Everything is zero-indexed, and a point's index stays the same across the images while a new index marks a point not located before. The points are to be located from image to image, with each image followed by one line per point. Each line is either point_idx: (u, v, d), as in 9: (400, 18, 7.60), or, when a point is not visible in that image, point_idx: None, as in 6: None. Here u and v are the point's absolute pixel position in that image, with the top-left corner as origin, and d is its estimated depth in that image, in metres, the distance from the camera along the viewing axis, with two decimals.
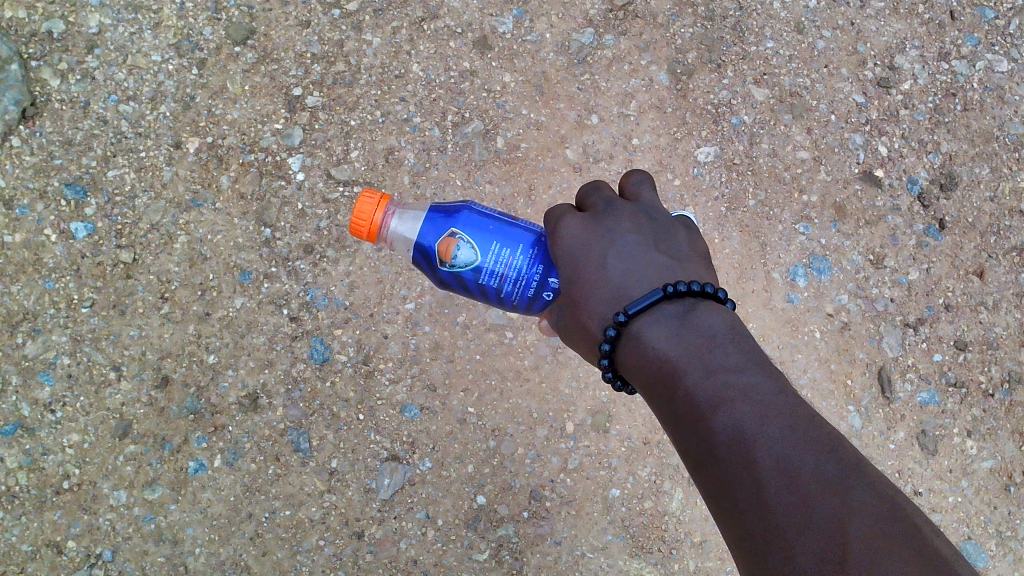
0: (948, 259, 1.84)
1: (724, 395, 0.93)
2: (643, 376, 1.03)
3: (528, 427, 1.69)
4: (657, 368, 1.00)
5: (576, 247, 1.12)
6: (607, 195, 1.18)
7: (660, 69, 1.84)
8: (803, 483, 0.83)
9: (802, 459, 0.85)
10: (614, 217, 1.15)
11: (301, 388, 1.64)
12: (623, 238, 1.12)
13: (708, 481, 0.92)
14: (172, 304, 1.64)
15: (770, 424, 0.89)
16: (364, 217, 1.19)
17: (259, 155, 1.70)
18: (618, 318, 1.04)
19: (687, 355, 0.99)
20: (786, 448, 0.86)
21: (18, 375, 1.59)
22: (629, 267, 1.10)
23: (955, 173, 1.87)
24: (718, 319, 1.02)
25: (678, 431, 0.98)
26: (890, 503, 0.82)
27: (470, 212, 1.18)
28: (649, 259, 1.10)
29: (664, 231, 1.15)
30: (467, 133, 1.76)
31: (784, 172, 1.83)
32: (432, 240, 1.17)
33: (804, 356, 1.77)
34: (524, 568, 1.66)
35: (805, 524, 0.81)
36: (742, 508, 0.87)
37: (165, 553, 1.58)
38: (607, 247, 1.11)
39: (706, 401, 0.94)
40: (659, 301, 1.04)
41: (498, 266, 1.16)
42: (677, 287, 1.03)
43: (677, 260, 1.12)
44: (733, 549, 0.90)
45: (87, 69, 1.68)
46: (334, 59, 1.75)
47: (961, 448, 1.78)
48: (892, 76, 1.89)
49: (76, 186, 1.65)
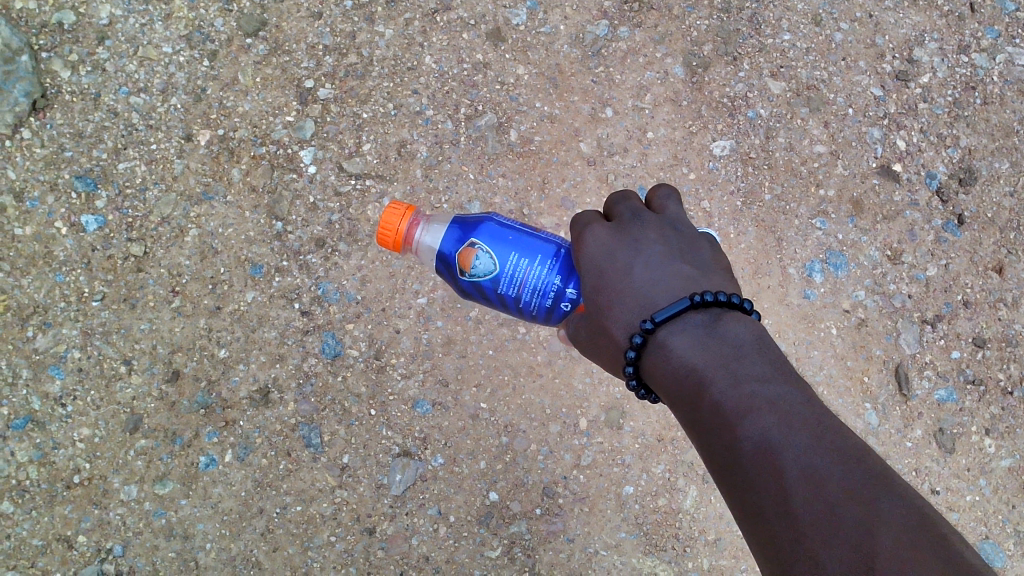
0: (967, 255, 1.81)
1: (751, 404, 0.91)
2: (668, 385, 1.01)
3: (541, 423, 1.67)
4: (683, 377, 0.99)
5: (603, 254, 1.11)
6: (635, 204, 1.16)
7: (675, 61, 1.81)
8: (829, 491, 0.82)
9: (829, 467, 0.84)
10: (640, 227, 1.13)
11: (312, 383, 1.63)
12: (650, 248, 1.11)
13: (734, 491, 0.90)
14: (183, 297, 1.63)
15: (797, 432, 0.87)
16: (390, 227, 1.21)
17: (270, 148, 1.69)
18: (645, 325, 1.02)
19: (714, 364, 0.97)
20: (813, 456, 0.85)
21: (29, 368, 1.58)
22: (655, 274, 1.08)
23: (974, 167, 1.85)
24: (745, 329, 1.01)
25: (704, 442, 0.96)
26: (918, 512, 0.80)
27: (491, 225, 1.19)
28: (675, 268, 1.09)
29: (688, 242, 1.14)
30: (480, 126, 1.74)
31: (801, 166, 1.80)
32: (454, 253, 1.19)
33: (820, 352, 1.75)
34: (536, 565, 1.65)
35: (831, 532, 0.79)
36: (768, 516, 0.85)
37: (176, 548, 1.57)
38: (633, 254, 1.10)
39: (732, 410, 0.92)
40: (686, 310, 1.02)
41: (516, 275, 1.16)
42: (704, 296, 1.01)
43: (700, 270, 1.11)
44: (760, 560, 0.88)
45: (98, 60, 1.67)
46: (346, 50, 1.73)
47: (979, 446, 1.76)
48: (911, 69, 1.87)
49: (87, 179, 1.64)
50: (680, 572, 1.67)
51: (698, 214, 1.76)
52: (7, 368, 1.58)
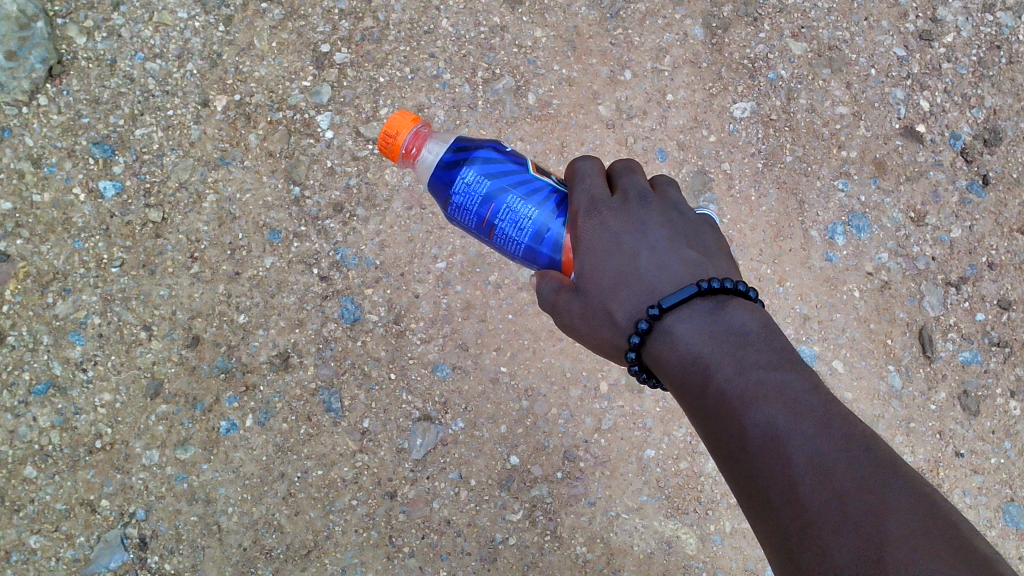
0: (992, 216, 1.79)
1: (758, 392, 0.90)
2: (672, 370, 0.99)
3: (561, 387, 1.67)
4: (688, 362, 0.97)
5: (606, 236, 1.08)
6: (641, 179, 1.14)
7: (695, 23, 1.79)
8: (838, 480, 0.81)
9: (837, 456, 0.83)
10: (645, 209, 1.10)
11: (331, 347, 1.63)
12: (656, 232, 1.08)
13: (741, 481, 0.89)
14: (202, 263, 1.63)
15: (804, 420, 0.86)
16: (390, 135, 1.22)
17: (287, 113, 1.68)
18: (651, 311, 1.00)
19: (719, 352, 0.95)
20: (822, 445, 0.84)
21: (49, 334, 1.58)
22: (661, 261, 1.06)
23: (999, 128, 1.83)
24: (751, 315, 0.99)
25: (709, 431, 0.94)
26: (929, 500, 0.80)
27: (470, 177, 1.15)
28: (682, 254, 1.07)
29: (693, 228, 1.12)
30: (498, 89, 1.73)
31: (822, 127, 1.78)
32: (441, 201, 1.19)
33: (843, 315, 1.73)
34: (558, 529, 1.64)
35: (840, 521, 0.78)
36: (777, 503, 0.84)
37: (198, 512, 1.57)
38: (637, 239, 1.07)
39: (738, 398, 0.90)
40: (691, 297, 1.00)
41: (500, 233, 1.15)
42: (710, 283, 0.99)
43: (708, 255, 1.08)
44: (768, 551, 0.86)
45: (113, 26, 1.66)
46: (362, 14, 1.72)
47: (1004, 408, 1.74)
48: (934, 29, 1.84)
49: (103, 145, 1.63)
50: (702, 535, 1.66)
51: (719, 177, 1.74)
52: (28, 334, 1.58)
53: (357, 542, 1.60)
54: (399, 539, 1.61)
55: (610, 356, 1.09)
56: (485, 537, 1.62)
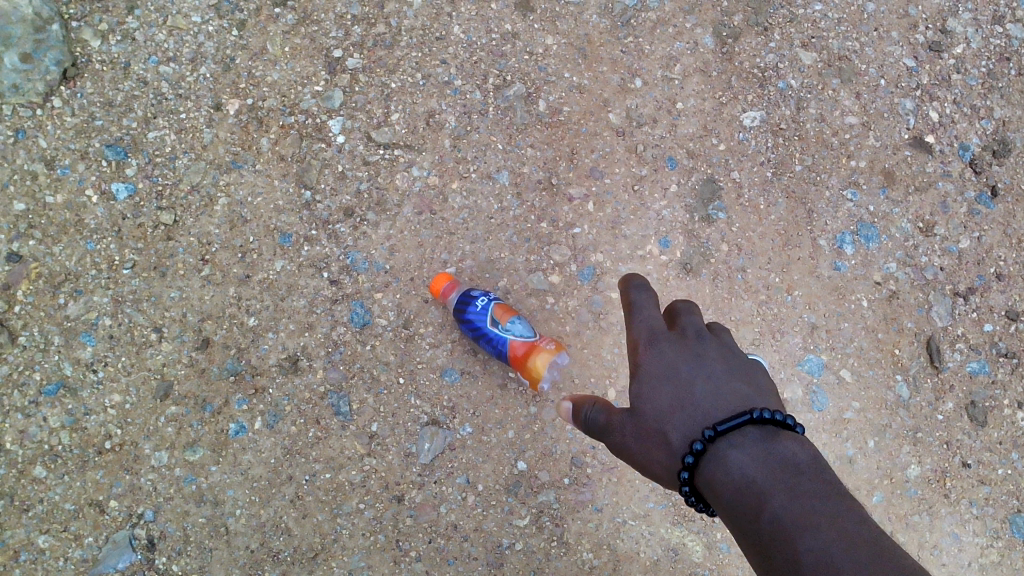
0: (1000, 227, 1.79)
1: (798, 481, 0.89)
2: (709, 461, 0.96)
3: (569, 394, 1.67)
4: (724, 448, 0.96)
5: (664, 365, 1.08)
6: (700, 321, 1.14)
7: (705, 32, 1.80)
8: (850, 540, 0.80)
9: (845, 514, 0.83)
10: (699, 363, 1.08)
11: (341, 351, 1.64)
12: (711, 365, 1.08)
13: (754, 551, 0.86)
14: (213, 266, 1.64)
15: (827, 496, 0.86)
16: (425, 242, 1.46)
17: (299, 118, 1.69)
18: (707, 431, 0.97)
19: (757, 446, 0.95)
20: (841, 513, 0.83)
21: (60, 335, 1.58)
22: (715, 391, 1.05)
23: (1008, 139, 1.83)
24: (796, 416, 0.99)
25: (735, 517, 0.91)
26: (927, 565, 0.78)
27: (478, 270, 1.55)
28: (735, 386, 1.06)
29: (741, 372, 1.09)
30: (508, 96, 1.73)
31: (831, 137, 1.79)
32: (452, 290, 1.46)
33: (851, 324, 1.73)
34: (565, 535, 1.64)
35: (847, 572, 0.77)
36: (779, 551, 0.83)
37: (206, 514, 1.57)
38: (694, 369, 1.07)
39: (771, 480, 0.90)
40: (745, 425, 0.97)
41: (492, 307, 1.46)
42: (764, 411, 0.97)
43: (755, 388, 1.08)
44: None
45: (127, 30, 1.67)
46: (374, 21, 1.73)
47: (1012, 419, 1.74)
48: (944, 40, 1.84)
49: (117, 148, 1.64)
50: (708, 543, 1.66)
51: (728, 185, 1.75)
52: (39, 335, 1.58)
53: (364, 545, 1.60)
54: (406, 543, 1.61)
55: (660, 482, 1.06)
56: (492, 542, 1.63)
